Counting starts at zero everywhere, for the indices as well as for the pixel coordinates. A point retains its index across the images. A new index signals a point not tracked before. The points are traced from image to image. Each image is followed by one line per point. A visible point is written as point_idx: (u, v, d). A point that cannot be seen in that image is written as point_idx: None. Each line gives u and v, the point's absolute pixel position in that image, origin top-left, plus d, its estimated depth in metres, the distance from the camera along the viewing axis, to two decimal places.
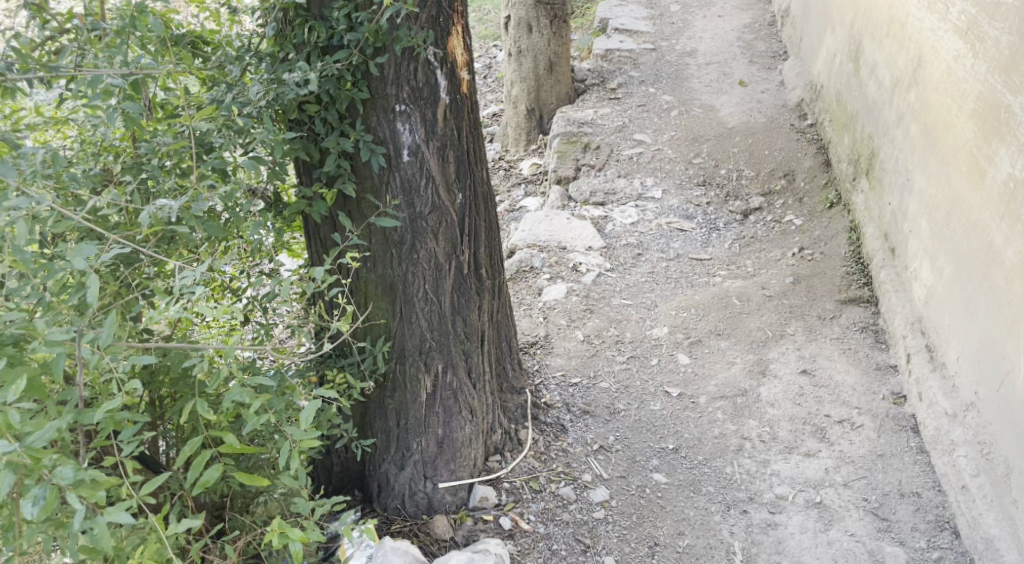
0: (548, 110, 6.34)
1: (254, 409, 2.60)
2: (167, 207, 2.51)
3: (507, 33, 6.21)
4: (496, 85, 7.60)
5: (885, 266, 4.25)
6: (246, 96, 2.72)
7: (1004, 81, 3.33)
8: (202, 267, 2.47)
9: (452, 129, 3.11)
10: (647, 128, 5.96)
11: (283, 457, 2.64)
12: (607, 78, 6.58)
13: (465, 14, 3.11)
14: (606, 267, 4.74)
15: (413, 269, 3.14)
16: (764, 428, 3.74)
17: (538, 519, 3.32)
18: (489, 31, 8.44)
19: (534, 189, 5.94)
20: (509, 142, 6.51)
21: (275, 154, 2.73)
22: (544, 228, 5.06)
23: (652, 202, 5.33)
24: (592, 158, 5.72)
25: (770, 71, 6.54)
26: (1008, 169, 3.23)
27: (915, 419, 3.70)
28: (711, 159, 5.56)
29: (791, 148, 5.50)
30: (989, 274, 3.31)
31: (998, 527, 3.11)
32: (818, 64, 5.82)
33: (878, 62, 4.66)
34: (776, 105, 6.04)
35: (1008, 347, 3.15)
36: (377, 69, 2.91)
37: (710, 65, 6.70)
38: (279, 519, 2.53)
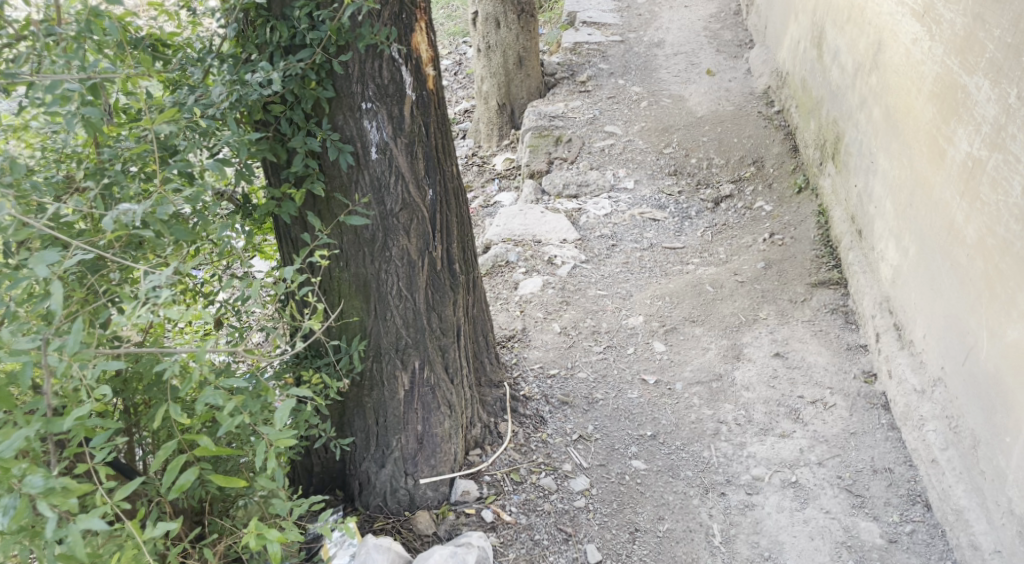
0: (519, 104, 6.35)
1: (228, 411, 2.59)
2: (131, 212, 2.50)
3: (475, 29, 6.20)
4: (466, 81, 7.60)
5: (853, 248, 4.32)
6: (209, 98, 2.71)
7: (960, 63, 3.41)
8: (167, 271, 2.45)
9: (420, 126, 3.11)
10: (618, 120, 5.99)
11: (259, 458, 2.63)
12: (577, 71, 6.60)
13: (428, 9, 3.10)
14: (581, 259, 4.77)
15: (386, 266, 3.14)
16: (740, 412, 3.80)
17: (520, 510, 3.33)
18: (458, 26, 8.43)
19: (507, 183, 5.95)
20: (481, 138, 6.53)
21: (240, 156, 2.71)
22: (519, 222, 5.08)
23: (624, 193, 5.38)
24: (564, 151, 5.76)
25: (737, 60, 6.60)
26: (967, 148, 3.31)
27: (886, 396, 3.78)
28: (681, 148, 5.61)
29: (758, 135, 5.56)
30: (951, 253, 3.39)
31: (967, 498, 3.19)
32: (783, 51, 5.89)
33: (840, 48, 4.74)
34: (743, 93, 6.10)
35: (972, 322, 3.23)
36: (342, 67, 2.90)
37: (678, 55, 6.74)
38: (254, 520, 2.55)
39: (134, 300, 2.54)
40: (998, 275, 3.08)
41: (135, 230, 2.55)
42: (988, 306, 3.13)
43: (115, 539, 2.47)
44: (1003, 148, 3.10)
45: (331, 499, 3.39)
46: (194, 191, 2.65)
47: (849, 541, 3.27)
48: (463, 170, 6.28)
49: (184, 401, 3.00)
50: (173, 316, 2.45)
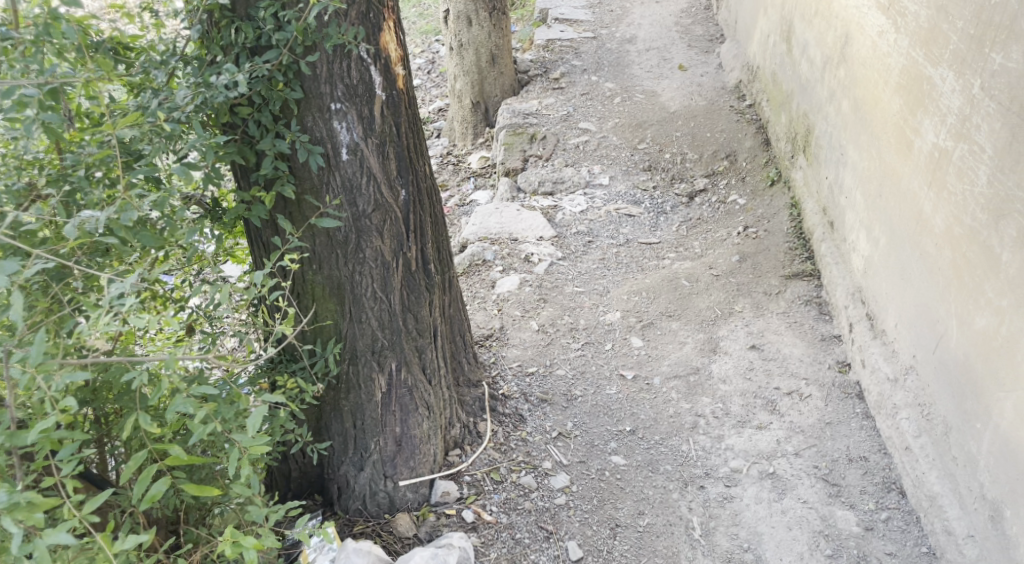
0: (492, 101, 6.34)
1: (199, 419, 2.58)
2: (93, 220, 2.49)
3: (447, 27, 6.18)
4: (440, 80, 7.58)
5: (825, 240, 4.37)
6: (173, 101, 2.67)
7: (925, 54, 3.46)
8: (131, 278, 2.41)
9: (390, 126, 3.09)
10: (591, 116, 6.01)
11: (232, 466, 2.64)
12: (550, 68, 6.61)
13: (396, 9, 3.08)
14: (557, 256, 4.78)
15: (360, 268, 3.12)
16: (717, 405, 3.82)
17: (500, 509, 3.33)
18: (430, 25, 8.41)
19: (483, 181, 5.95)
20: (456, 137, 6.51)
21: (207, 159, 2.69)
22: (495, 220, 5.08)
23: (600, 189, 5.39)
24: (538, 149, 5.76)
25: (708, 55, 6.64)
26: (933, 139, 3.36)
27: (860, 386, 3.82)
28: (655, 144, 5.64)
29: (731, 130, 5.60)
30: (920, 242, 3.44)
31: (940, 484, 3.23)
32: (753, 45, 5.94)
33: (809, 41, 4.78)
34: (715, 88, 6.15)
35: (942, 311, 3.28)
36: (309, 68, 2.87)
37: (650, 51, 6.77)
38: (229, 530, 2.54)
39: (98, 308, 2.51)
40: (966, 264, 3.13)
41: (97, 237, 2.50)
42: (957, 295, 3.18)
43: (86, 552, 2.42)
44: (967, 137, 3.15)
45: (310, 504, 3.37)
46: (159, 197, 2.63)
47: (827, 530, 3.30)
48: (439, 169, 6.26)
49: (156, 409, 2.95)
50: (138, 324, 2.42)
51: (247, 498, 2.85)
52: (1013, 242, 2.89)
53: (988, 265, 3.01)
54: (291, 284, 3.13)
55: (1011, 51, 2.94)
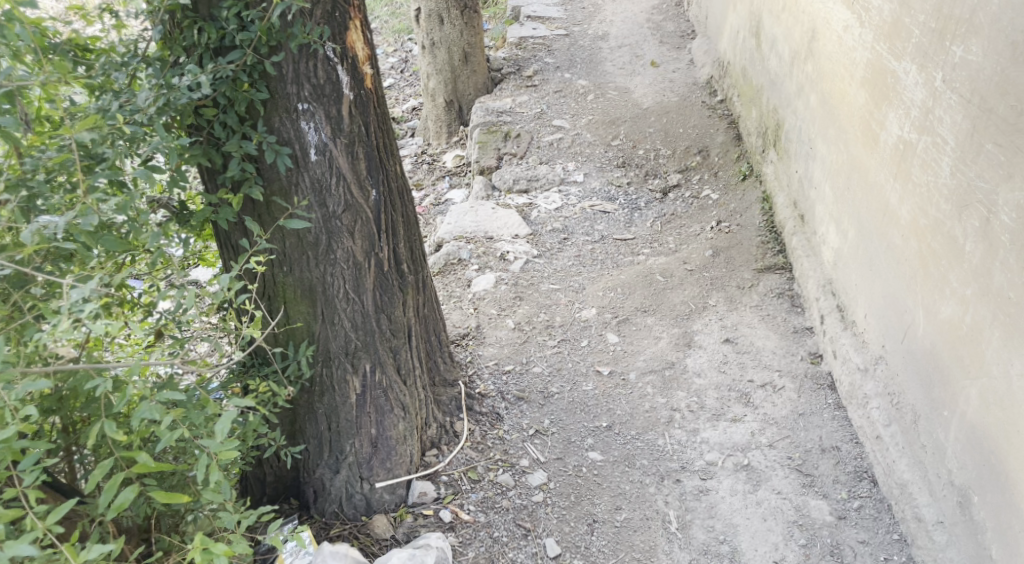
0: (466, 100, 6.32)
1: (165, 425, 2.56)
2: (52, 226, 2.45)
3: (418, 26, 6.16)
4: (413, 79, 7.55)
5: (796, 233, 4.42)
6: (134, 103, 2.63)
7: (889, 49, 3.51)
8: (90, 284, 2.39)
9: (359, 126, 3.06)
10: (565, 114, 6.02)
11: (201, 471, 2.61)
12: (522, 66, 6.61)
13: (362, 7, 3.04)
14: (533, 254, 4.78)
15: (332, 269, 3.09)
16: (692, 399, 3.86)
17: (478, 508, 3.33)
18: (402, 23, 8.37)
19: (458, 180, 5.93)
20: (430, 136, 6.49)
21: (170, 161, 2.66)
22: (470, 219, 5.06)
23: (574, 186, 5.41)
24: (512, 146, 5.75)
25: (679, 51, 6.68)
26: (898, 132, 3.41)
27: (832, 376, 3.87)
28: (629, 140, 5.66)
29: (703, 125, 5.65)
30: (887, 234, 3.49)
31: (910, 471, 3.28)
32: (724, 41, 5.99)
33: (777, 37, 4.83)
34: (687, 83, 6.19)
35: (909, 301, 3.33)
36: (274, 68, 2.84)
37: (623, 48, 6.79)
38: (200, 536, 2.52)
39: (58, 314, 2.46)
40: (931, 255, 3.18)
41: (56, 243, 2.45)
42: (923, 285, 3.23)
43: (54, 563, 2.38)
44: (931, 130, 3.20)
45: (285, 507, 3.34)
46: (121, 200, 2.58)
47: (801, 520, 3.34)
48: (413, 169, 6.23)
49: (124, 417, 2.89)
50: (97, 331, 2.39)
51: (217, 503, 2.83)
52: (976, 233, 2.94)
53: (952, 255, 3.06)
54: (260, 286, 3.09)
55: (971, 45, 2.99)
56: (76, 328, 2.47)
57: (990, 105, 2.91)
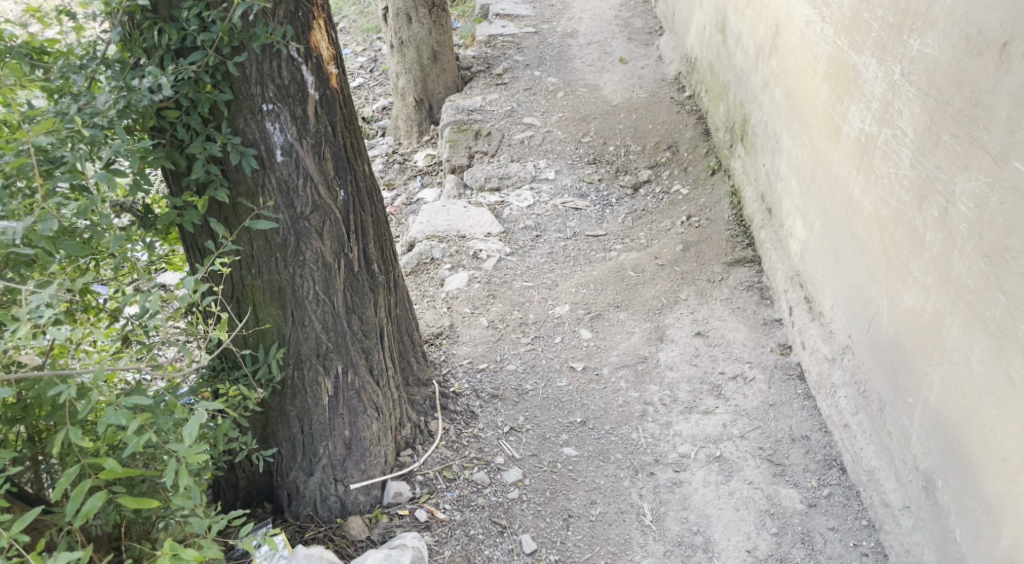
0: (436, 98, 6.31)
1: (132, 430, 2.52)
2: (11, 231, 2.39)
3: (387, 25, 6.17)
4: (382, 78, 7.51)
5: (764, 226, 4.47)
6: (94, 106, 2.59)
7: (849, 43, 3.56)
8: (49, 291, 2.34)
9: (326, 126, 3.03)
10: (535, 111, 6.03)
11: (170, 477, 2.57)
12: (492, 64, 6.61)
13: (326, 6, 3.01)
14: (506, 252, 4.79)
15: (301, 271, 3.07)
16: (665, 392, 3.89)
17: (453, 507, 3.33)
18: (370, 22, 8.33)
19: (430, 179, 5.92)
20: (401, 135, 6.47)
21: (131, 164, 2.62)
22: (442, 219, 5.06)
23: (546, 184, 5.42)
24: (483, 145, 5.74)
25: (648, 48, 6.71)
26: (860, 125, 3.46)
27: (801, 366, 3.93)
28: (599, 137, 5.69)
29: (672, 121, 5.69)
30: (851, 225, 3.55)
31: (877, 458, 3.34)
32: (691, 37, 6.03)
33: (743, 33, 4.88)
34: (656, 79, 6.22)
35: (873, 291, 3.38)
36: (238, 69, 2.80)
37: (592, 45, 6.81)
38: (168, 542, 2.48)
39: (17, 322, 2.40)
40: (894, 245, 3.24)
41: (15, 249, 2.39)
42: (886, 275, 3.29)
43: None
44: (891, 122, 3.26)
45: (259, 511, 3.33)
46: (80, 204, 2.53)
47: (772, 509, 3.39)
48: (384, 169, 6.20)
49: (90, 425, 2.84)
50: (57, 337, 2.34)
51: (187, 509, 2.79)
52: (935, 223, 3.00)
53: (914, 245, 3.12)
54: (229, 289, 3.06)
55: (927, 38, 3.05)
56: (36, 335, 2.42)
57: (946, 97, 2.96)
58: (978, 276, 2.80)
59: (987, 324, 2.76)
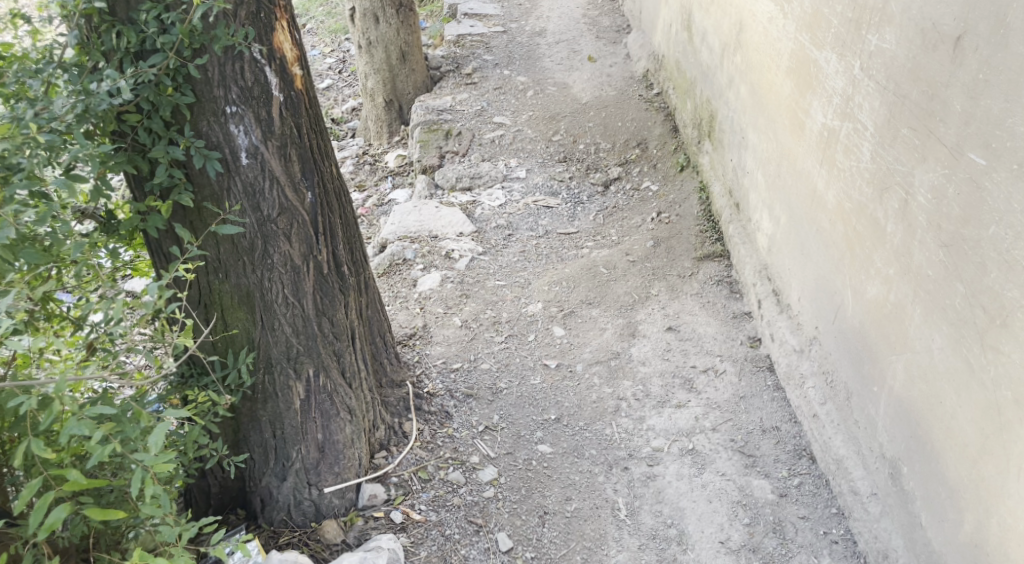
0: (406, 99, 6.29)
1: (97, 440, 2.49)
2: None
3: (354, 26, 6.13)
4: (351, 79, 7.47)
5: (732, 221, 4.51)
6: (50, 111, 2.53)
7: (810, 39, 3.61)
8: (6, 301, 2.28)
9: (291, 127, 3.00)
10: (505, 111, 6.04)
11: (137, 486, 2.53)
12: (461, 64, 6.61)
13: (288, 7, 2.97)
14: (478, 251, 4.79)
15: (269, 275, 3.04)
16: (638, 387, 3.93)
17: (429, 507, 3.33)
18: (338, 22, 8.27)
19: (401, 180, 5.89)
20: (371, 136, 6.44)
21: (91, 170, 2.57)
22: (413, 219, 5.04)
23: (517, 182, 5.43)
24: (454, 145, 5.74)
25: (616, 45, 6.73)
26: (822, 120, 3.51)
27: (770, 358, 3.98)
28: (569, 135, 5.72)
29: (641, 118, 5.71)
30: (816, 218, 3.60)
31: (845, 447, 3.39)
32: (658, 35, 6.07)
33: (707, 30, 4.93)
34: (624, 77, 6.25)
35: (838, 282, 3.44)
36: (200, 71, 2.76)
37: (560, 43, 6.83)
38: (139, 551, 2.46)
39: None
40: (857, 237, 3.30)
41: None
42: (850, 267, 3.35)
43: None
44: (852, 117, 3.31)
45: (232, 518, 3.32)
46: (40, 211, 2.47)
47: (744, 500, 3.43)
48: (355, 170, 6.17)
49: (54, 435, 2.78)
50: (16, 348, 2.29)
51: (157, 517, 2.75)
52: (896, 214, 3.06)
53: (876, 236, 3.17)
54: (196, 295, 3.02)
55: (885, 33, 3.10)
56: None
57: (903, 91, 3.02)
58: (938, 266, 2.85)
59: (947, 312, 2.81)
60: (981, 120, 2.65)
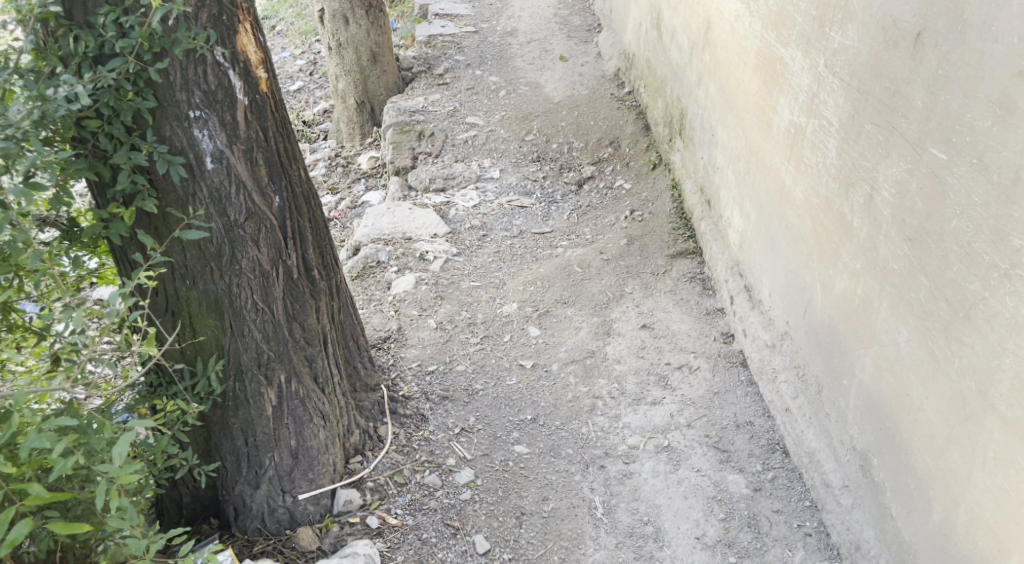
0: (378, 100, 6.25)
1: (58, 453, 2.43)
2: None
3: (323, 27, 6.09)
4: (322, 81, 7.42)
5: (703, 218, 4.54)
6: (6, 117, 2.47)
7: (776, 36, 3.65)
8: None
9: (257, 131, 2.96)
10: (478, 111, 6.03)
11: (101, 499, 2.47)
12: (433, 65, 6.60)
13: (252, 9, 2.93)
14: (453, 253, 4.77)
15: (238, 280, 3.00)
16: (613, 385, 3.94)
17: (405, 511, 3.31)
18: (308, 24, 8.20)
19: (374, 182, 5.84)
20: (343, 138, 6.40)
21: (50, 177, 2.52)
22: (387, 221, 5.01)
23: (491, 182, 5.43)
24: (426, 146, 5.72)
25: (587, 44, 6.74)
26: (789, 117, 3.55)
27: (743, 354, 4.01)
28: (542, 135, 5.73)
29: (612, 117, 5.72)
30: (784, 214, 3.64)
31: (817, 440, 3.42)
32: (628, 33, 6.09)
33: (677, 28, 4.95)
34: (596, 76, 6.26)
35: (807, 277, 3.48)
36: (161, 75, 2.71)
37: (531, 43, 6.83)
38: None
39: None
40: (824, 232, 3.34)
41: None
42: (818, 262, 3.39)
43: None
44: (818, 113, 3.35)
45: (204, 528, 3.28)
46: None
47: (719, 495, 3.46)
48: (327, 173, 6.13)
49: None
50: None
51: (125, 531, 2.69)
52: (862, 209, 3.09)
53: (844, 231, 3.21)
54: (162, 302, 2.97)
55: (848, 30, 3.14)
56: None
57: (866, 88, 3.05)
58: (903, 260, 2.89)
59: (913, 305, 2.85)
60: (942, 115, 2.69)
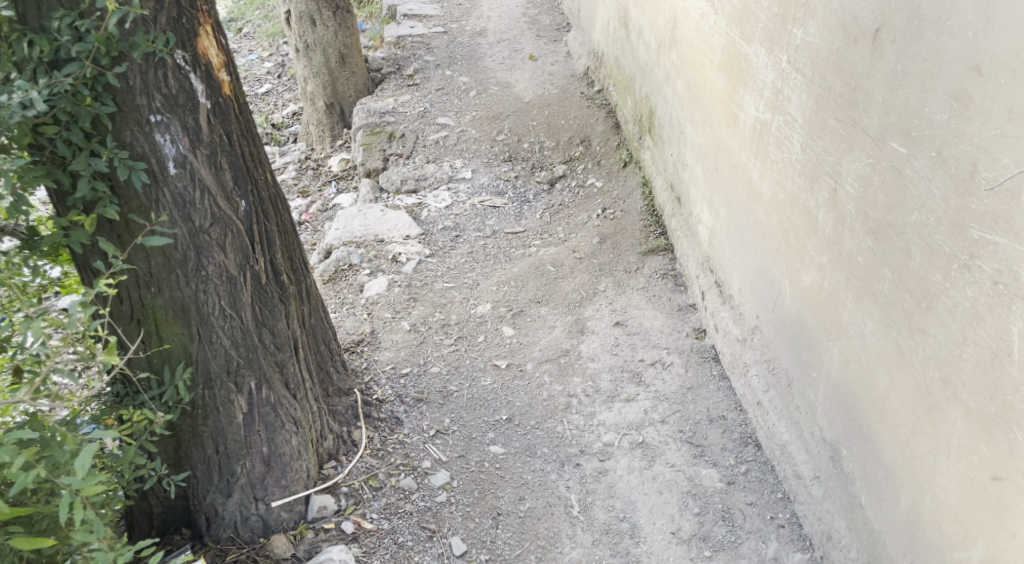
0: (347, 102, 6.21)
1: (18, 466, 2.37)
2: None
3: (291, 28, 6.04)
4: (290, 83, 7.36)
5: (674, 215, 4.56)
6: None
7: (740, 34, 3.68)
8: None
9: (221, 134, 2.92)
10: (448, 111, 6.02)
11: (64, 512, 2.42)
12: (403, 65, 6.59)
13: (213, 11, 2.89)
14: (426, 254, 4.76)
15: (204, 287, 2.96)
16: (588, 383, 3.95)
17: (381, 515, 3.29)
18: (276, 26, 8.14)
19: (344, 185, 5.81)
20: (313, 140, 6.35)
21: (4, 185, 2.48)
22: (359, 223, 4.98)
23: (462, 183, 5.42)
24: (397, 147, 5.72)
25: (556, 44, 6.75)
26: (755, 114, 3.58)
27: (715, 349, 4.04)
28: (513, 135, 5.73)
29: (583, 116, 5.73)
30: (752, 209, 3.67)
31: (788, 432, 3.46)
32: (597, 32, 6.11)
33: (644, 26, 4.98)
34: (566, 75, 6.27)
35: (775, 271, 3.52)
36: (120, 79, 2.66)
37: (501, 43, 6.83)
38: None
39: None
40: (791, 226, 3.37)
41: None
42: (786, 255, 3.42)
43: None
44: (782, 109, 3.38)
45: (176, 538, 3.22)
46: None
47: (693, 490, 3.49)
48: (298, 176, 6.11)
49: None
50: None
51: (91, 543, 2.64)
52: (826, 204, 3.13)
53: (810, 226, 3.24)
54: (126, 310, 2.92)
55: (809, 27, 3.18)
56: None
57: (828, 84, 3.09)
58: (867, 253, 2.93)
59: (878, 298, 2.89)
60: (901, 109, 2.73)
